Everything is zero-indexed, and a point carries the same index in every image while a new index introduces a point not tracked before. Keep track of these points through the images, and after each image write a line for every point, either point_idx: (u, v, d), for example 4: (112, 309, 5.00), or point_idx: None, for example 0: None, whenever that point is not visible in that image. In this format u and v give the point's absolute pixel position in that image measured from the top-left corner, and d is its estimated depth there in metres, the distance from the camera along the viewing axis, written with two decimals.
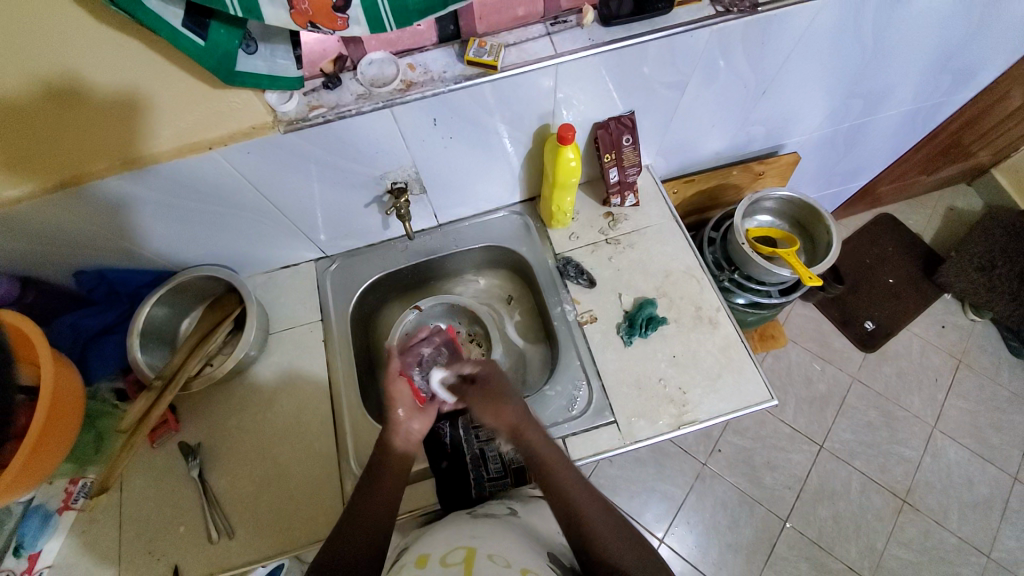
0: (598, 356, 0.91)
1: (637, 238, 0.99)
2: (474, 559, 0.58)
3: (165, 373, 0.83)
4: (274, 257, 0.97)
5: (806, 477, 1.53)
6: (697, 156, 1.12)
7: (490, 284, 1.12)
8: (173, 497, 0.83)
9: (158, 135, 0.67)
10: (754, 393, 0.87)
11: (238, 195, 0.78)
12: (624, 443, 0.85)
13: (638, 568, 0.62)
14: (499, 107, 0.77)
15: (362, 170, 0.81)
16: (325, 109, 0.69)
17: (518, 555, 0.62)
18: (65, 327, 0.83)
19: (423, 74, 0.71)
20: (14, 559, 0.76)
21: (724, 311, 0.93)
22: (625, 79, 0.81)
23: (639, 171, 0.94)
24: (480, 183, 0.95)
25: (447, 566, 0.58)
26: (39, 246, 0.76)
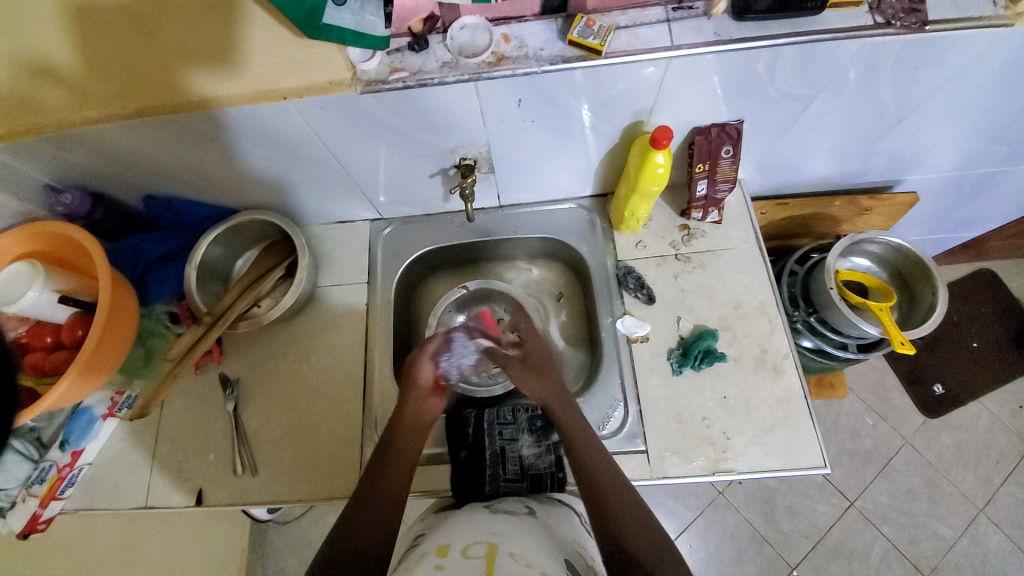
0: (642, 379, 0.84)
1: (710, 259, 0.90)
2: (496, 556, 0.55)
3: (216, 311, 0.85)
4: (331, 211, 0.96)
5: (827, 531, 1.42)
6: (798, 178, 0.99)
7: (542, 276, 1.06)
8: (207, 426, 0.86)
9: (236, 79, 0.65)
10: (807, 455, 0.79)
11: (305, 146, 0.75)
12: (650, 476, 0.79)
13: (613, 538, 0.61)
14: (590, 94, 0.69)
15: (432, 141, 0.76)
16: (407, 74, 0.64)
17: (542, 556, 0.58)
18: (130, 247, 0.85)
19: (517, 48, 0.64)
20: (59, 452, 0.81)
21: (793, 359, 0.84)
22: (742, 84, 0.71)
23: (732, 188, 0.84)
24: (553, 171, 0.88)
25: (469, 559, 0.55)
26: (115, 166, 0.77)
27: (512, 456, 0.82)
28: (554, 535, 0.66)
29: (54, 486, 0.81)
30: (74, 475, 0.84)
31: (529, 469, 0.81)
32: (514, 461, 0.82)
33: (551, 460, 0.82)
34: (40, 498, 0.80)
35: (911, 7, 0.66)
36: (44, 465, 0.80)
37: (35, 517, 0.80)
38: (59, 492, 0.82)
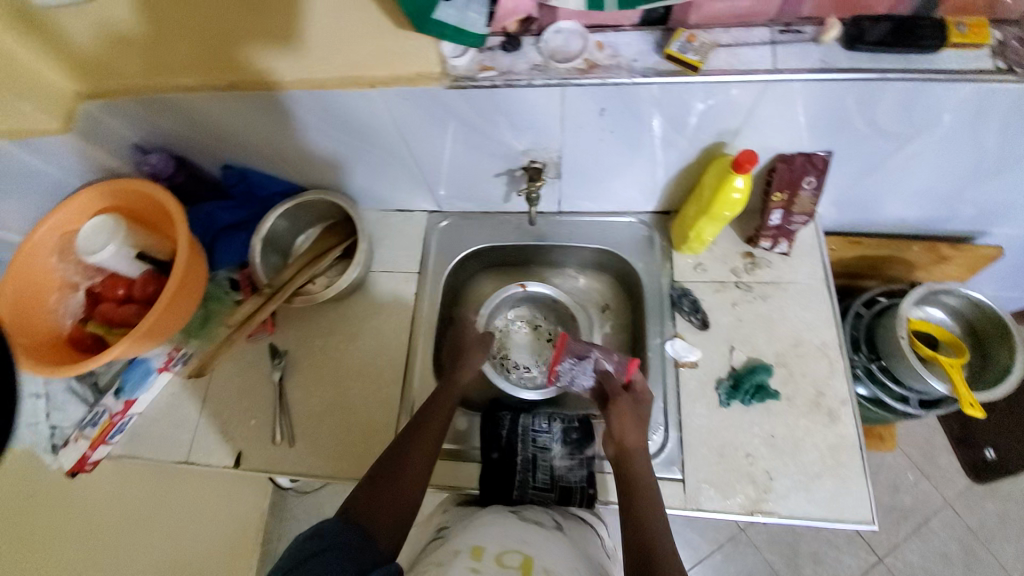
0: (687, 406, 0.82)
1: (773, 291, 0.87)
2: (533, 573, 0.56)
3: (275, 284, 0.88)
4: (393, 198, 0.97)
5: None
6: (876, 218, 0.94)
7: (592, 287, 1.04)
8: (253, 392, 0.89)
9: (328, 60, 0.66)
10: (855, 510, 0.75)
11: (381, 134, 0.76)
12: (685, 506, 0.76)
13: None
14: (676, 110, 0.67)
15: (506, 141, 0.75)
16: (495, 73, 0.64)
17: None
18: (205, 213, 0.89)
19: (610, 57, 0.63)
20: (114, 398, 0.86)
21: (851, 407, 0.80)
22: (835, 116, 0.68)
23: (807, 222, 0.81)
24: (620, 184, 0.87)
25: (506, 571, 0.56)
26: (201, 134, 0.80)
27: (544, 465, 0.81)
28: (581, 554, 0.66)
29: (104, 431, 0.86)
30: (124, 423, 0.88)
31: (560, 481, 0.80)
32: (545, 470, 0.81)
33: (583, 475, 0.80)
34: (91, 440, 0.84)
35: None
36: (99, 410, 0.85)
37: (83, 457, 0.84)
38: (107, 437, 0.86)
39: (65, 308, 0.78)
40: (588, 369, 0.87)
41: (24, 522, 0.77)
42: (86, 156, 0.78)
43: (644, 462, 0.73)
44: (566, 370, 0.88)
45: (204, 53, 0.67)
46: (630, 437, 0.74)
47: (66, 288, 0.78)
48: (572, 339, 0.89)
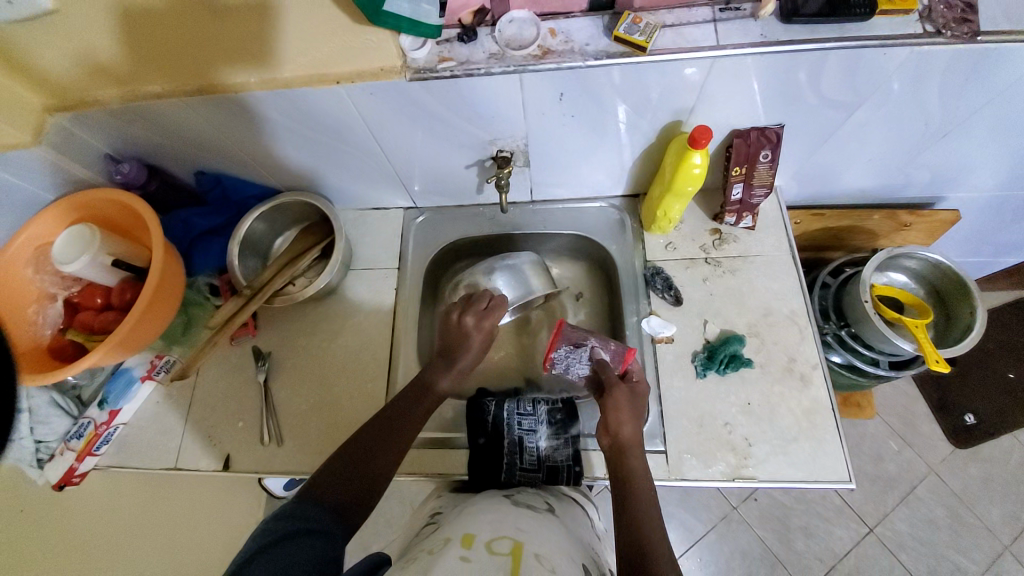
0: (665, 380, 0.84)
1: (741, 265, 0.90)
2: (522, 557, 0.55)
3: (255, 285, 0.88)
4: (368, 197, 0.98)
5: (843, 556, 1.37)
6: (836, 189, 0.98)
7: (569, 274, 1.06)
8: (239, 395, 0.90)
9: (291, 59, 0.67)
10: (830, 469, 0.77)
11: (348, 131, 0.78)
12: (668, 477, 0.78)
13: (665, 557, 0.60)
14: (631, 91, 0.70)
15: (471, 131, 0.78)
16: (454, 63, 0.66)
17: (564, 562, 0.58)
18: (181, 220, 0.90)
19: (562, 43, 0.66)
20: (98, 410, 0.87)
21: (823, 371, 0.82)
22: (782, 89, 0.71)
23: (767, 194, 0.84)
24: (588, 168, 0.89)
25: (494, 556, 0.54)
26: (173, 141, 0.81)
27: (531, 446, 0.82)
28: (571, 536, 0.67)
29: (90, 442, 0.86)
30: (110, 434, 0.89)
31: (547, 461, 0.82)
32: (532, 451, 0.82)
33: (569, 454, 0.82)
34: (77, 452, 0.85)
35: (963, 16, 0.65)
36: (83, 421, 0.86)
37: (71, 469, 0.84)
38: (94, 447, 0.87)
39: (46, 319, 0.79)
40: (583, 358, 0.84)
41: None
42: (58, 168, 0.79)
43: (639, 456, 0.73)
44: (561, 358, 0.86)
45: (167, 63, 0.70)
46: (624, 426, 0.74)
47: (43, 299, 0.79)
48: (569, 326, 0.86)
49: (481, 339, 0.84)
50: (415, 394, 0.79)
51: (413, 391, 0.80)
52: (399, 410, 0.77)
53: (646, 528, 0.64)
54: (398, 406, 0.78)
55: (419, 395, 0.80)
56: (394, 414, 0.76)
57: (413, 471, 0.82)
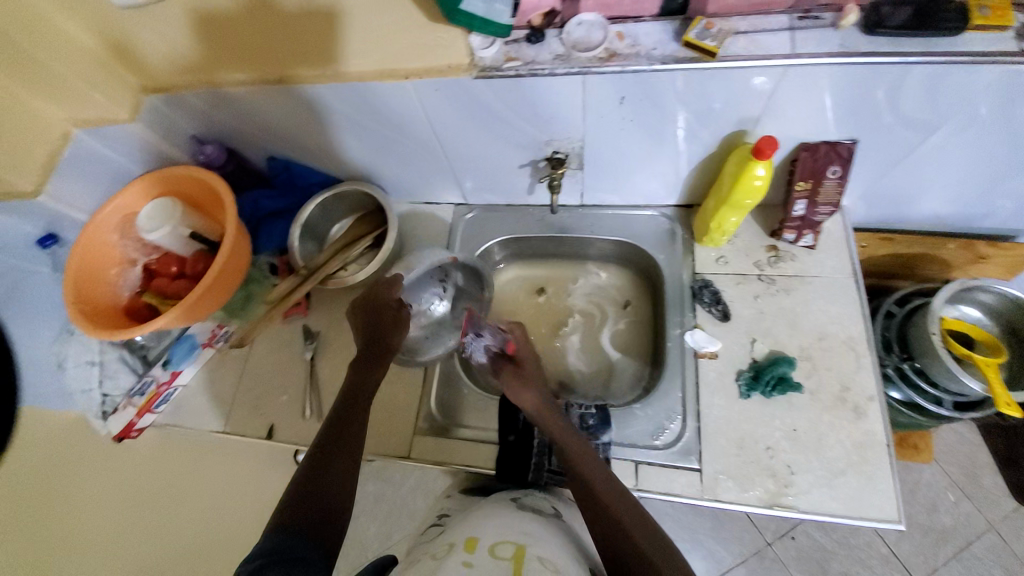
0: (706, 397, 0.81)
1: (797, 285, 0.86)
2: (524, 560, 0.56)
3: (310, 267, 0.93)
4: (422, 190, 1.02)
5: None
6: (907, 214, 0.92)
7: (613, 282, 1.05)
8: (286, 369, 0.94)
9: (366, 54, 0.71)
10: (879, 508, 0.72)
11: (410, 125, 0.81)
12: (701, 496, 0.76)
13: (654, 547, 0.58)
14: (695, 99, 0.69)
15: (529, 131, 0.79)
16: (519, 63, 0.67)
17: (567, 563, 0.59)
18: (250, 200, 0.96)
19: (629, 46, 0.65)
20: (162, 369, 0.92)
21: (879, 404, 0.77)
22: (854, 106, 0.68)
23: (832, 212, 0.80)
24: (642, 175, 0.88)
25: (498, 560, 0.56)
26: (249, 126, 0.87)
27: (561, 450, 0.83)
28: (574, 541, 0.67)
29: (151, 400, 0.92)
30: (170, 393, 0.95)
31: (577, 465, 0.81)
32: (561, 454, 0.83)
33: None
34: (138, 408, 0.91)
35: None
36: (147, 379, 0.91)
37: (130, 424, 0.92)
38: (154, 406, 0.93)
39: (125, 281, 0.87)
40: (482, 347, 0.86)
41: (72, 477, 0.84)
42: (147, 144, 0.86)
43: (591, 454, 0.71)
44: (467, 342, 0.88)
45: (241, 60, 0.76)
46: (527, 400, 0.76)
47: (126, 263, 0.87)
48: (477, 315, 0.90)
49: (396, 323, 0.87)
50: (356, 399, 0.77)
51: (356, 392, 0.78)
52: (340, 421, 0.73)
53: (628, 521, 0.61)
54: (340, 415, 0.74)
55: (359, 396, 0.77)
56: (337, 423, 0.73)
57: (443, 461, 0.84)
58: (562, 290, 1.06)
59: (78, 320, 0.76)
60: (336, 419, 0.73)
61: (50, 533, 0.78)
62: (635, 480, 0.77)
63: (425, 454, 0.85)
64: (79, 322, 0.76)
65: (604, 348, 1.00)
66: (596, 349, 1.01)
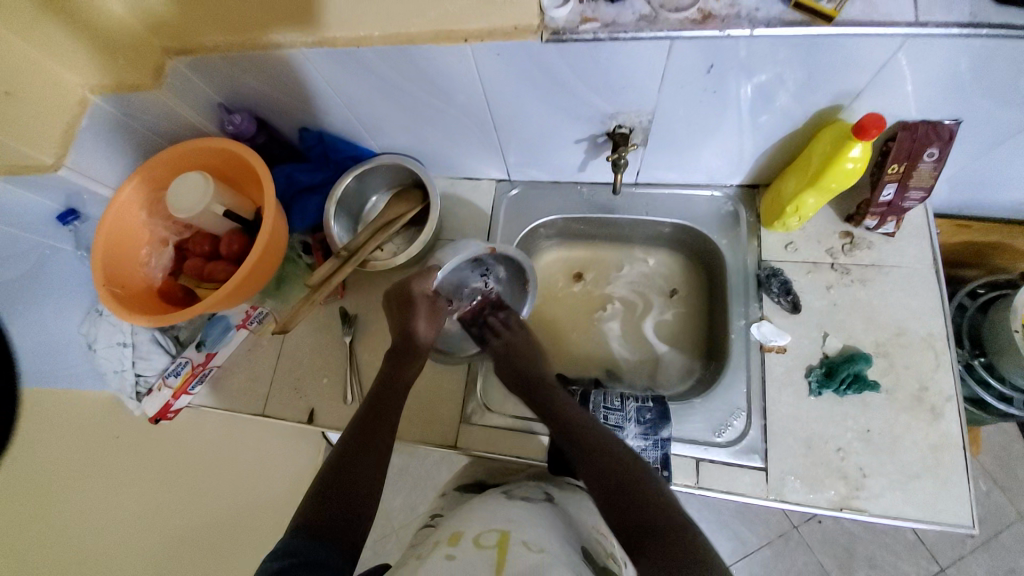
0: (772, 393, 0.77)
1: (873, 275, 0.80)
2: (508, 547, 0.53)
3: (350, 248, 0.87)
4: (463, 166, 0.95)
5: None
6: (991, 201, 0.85)
7: (661, 268, 0.99)
8: (325, 352, 0.91)
9: (421, 13, 0.63)
10: (953, 513, 0.68)
11: (462, 95, 0.74)
12: (766, 497, 0.73)
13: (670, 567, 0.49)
14: (793, 67, 0.61)
15: (594, 103, 0.71)
16: (598, 25, 0.60)
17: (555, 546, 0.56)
18: (283, 174, 0.90)
19: (727, 6, 0.58)
20: (195, 350, 0.89)
21: (957, 404, 0.73)
22: (974, 80, 0.60)
23: (924, 197, 0.73)
24: (708, 153, 0.81)
25: (481, 549, 0.52)
26: (283, 95, 0.80)
27: None
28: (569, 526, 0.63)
29: (186, 381, 0.88)
30: (205, 374, 0.91)
31: None
32: None
33: (657, 457, 0.75)
34: (173, 390, 0.87)
35: None
36: (182, 360, 0.88)
37: (167, 405, 0.87)
38: (189, 387, 0.89)
39: (156, 262, 0.82)
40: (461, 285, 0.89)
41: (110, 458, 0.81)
42: (174, 112, 0.79)
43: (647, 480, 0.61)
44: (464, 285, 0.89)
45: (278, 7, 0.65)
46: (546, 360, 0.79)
47: (156, 242, 0.82)
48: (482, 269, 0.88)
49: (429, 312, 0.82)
50: (390, 392, 0.75)
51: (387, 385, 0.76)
52: (375, 415, 0.72)
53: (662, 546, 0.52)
54: (371, 413, 0.72)
55: (394, 389, 0.75)
56: (369, 418, 0.71)
57: (492, 451, 0.81)
58: (603, 275, 1.00)
59: (111, 304, 0.72)
60: (369, 414, 0.72)
61: (81, 520, 0.73)
62: (697, 478, 0.74)
63: (473, 445, 0.82)
64: (112, 308, 0.72)
65: (649, 339, 0.95)
66: (641, 338, 0.96)
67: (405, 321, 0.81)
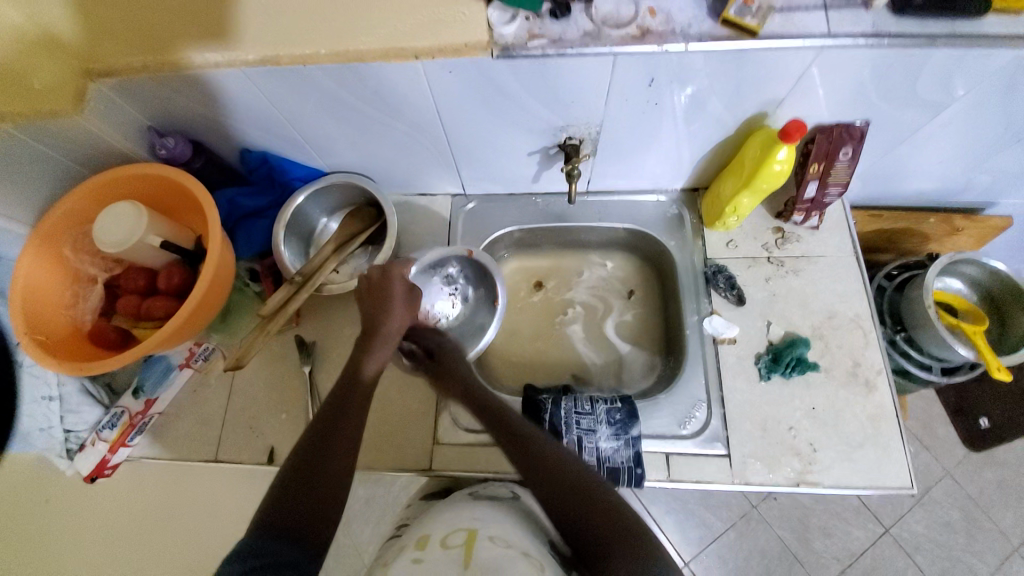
0: (728, 382, 0.82)
1: (805, 265, 0.88)
2: (475, 543, 0.53)
3: (305, 272, 0.83)
4: (418, 182, 0.94)
5: (859, 555, 1.24)
6: (896, 192, 0.96)
7: (617, 271, 1.03)
8: (283, 385, 0.86)
9: (373, 31, 0.62)
10: (894, 475, 0.76)
11: (415, 112, 0.74)
12: (732, 480, 0.77)
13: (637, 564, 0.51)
14: (723, 78, 0.67)
15: (546, 116, 0.74)
16: (546, 41, 0.62)
17: (520, 538, 0.57)
18: (225, 200, 0.86)
19: (663, 24, 0.63)
20: (133, 398, 0.83)
21: (887, 376, 0.81)
22: (873, 87, 0.69)
23: (841, 193, 0.82)
24: (651, 160, 0.86)
25: (448, 550, 0.53)
26: (223, 117, 0.76)
27: (589, 447, 0.77)
28: (532, 518, 0.65)
29: (123, 433, 0.81)
30: (145, 423, 0.84)
31: (607, 462, 0.76)
32: (590, 452, 0.77)
33: (629, 455, 0.77)
34: (109, 443, 0.80)
35: None
36: (117, 410, 0.82)
37: (103, 461, 0.80)
38: (128, 439, 0.82)
39: (86, 302, 0.75)
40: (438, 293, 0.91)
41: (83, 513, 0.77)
42: (97, 139, 0.73)
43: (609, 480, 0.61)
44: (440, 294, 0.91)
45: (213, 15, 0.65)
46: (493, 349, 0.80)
47: (82, 282, 0.75)
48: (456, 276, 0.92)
49: (399, 289, 0.77)
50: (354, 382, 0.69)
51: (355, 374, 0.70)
52: (341, 399, 0.66)
53: (622, 539, 0.54)
54: (338, 399, 0.66)
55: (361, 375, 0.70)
56: (336, 405, 0.65)
57: (468, 469, 0.80)
58: (564, 282, 1.03)
59: (32, 351, 0.65)
60: (336, 403, 0.66)
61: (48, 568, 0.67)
62: (669, 471, 0.77)
63: (449, 464, 0.80)
64: (33, 353, 0.64)
65: (611, 340, 0.99)
66: (603, 340, 0.99)
67: (379, 311, 0.75)
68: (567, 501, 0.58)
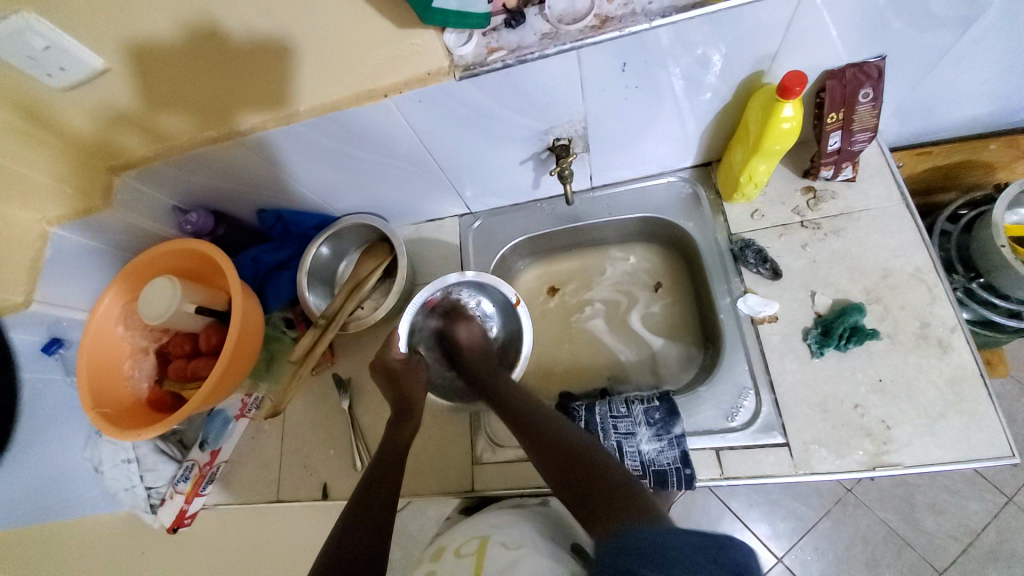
0: (776, 363, 0.75)
1: (846, 223, 0.79)
2: (487, 550, 0.53)
3: (328, 314, 0.88)
4: (424, 209, 0.96)
5: (979, 532, 1.08)
6: (943, 122, 0.85)
7: (640, 263, 0.99)
8: (326, 423, 0.90)
9: (341, 81, 0.64)
10: (989, 447, 0.65)
11: (400, 146, 0.75)
12: (795, 472, 0.70)
13: (615, 508, 0.52)
14: (703, 43, 0.62)
15: (527, 123, 0.73)
16: (505, 52, 0.61)
17: (534, 539, 0.56)
18: (250, 259, 0.92)
19: (621, 6, 0.59)
20: (201, 451, 0.89)
21: (963, 332, 0.71)
22: (873, 17, 0.61)
23: (872, 138, 0.73)
24: (651, 142, 0.82)
25: (461, 559, 0.52)
26: (233, 185, 0.82)
27: (630, 451, 0.73)
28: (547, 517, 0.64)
29: (196, 483, 0.87)
30: (214, 473, 0.89)
31: (651, 466, 0.72)
32: (633, 457, 0.73)
33: (675, 456, 0.72)
34: (185, 495, 0.86)
35: None
36: (189, 464, 0.88)
37: (182, 511, 0.85)
38: (201, 489, 0.87)
39: (141, 372, 0.83)
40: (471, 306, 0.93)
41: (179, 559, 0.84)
42: (133, 226, 0.82)
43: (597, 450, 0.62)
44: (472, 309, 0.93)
45: (184, 108, 0.68)
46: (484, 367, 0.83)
47: (137, 353, 0.83)
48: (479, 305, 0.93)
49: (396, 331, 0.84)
50: None
51: None
52: None
53: (603, 492, 0.55)
54: None
55: None
56: None
57: (511, 486, 0.78)
58: (584, 283, 1.00)
59: (97, 421, 0.72)
60: None
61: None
62: (724, 469, 0.71)
63: (490, 483, 0.79)
64: (101, 425, 0.72)
65: (642, 335, 0.94)
66: (634, 335, 0.94)
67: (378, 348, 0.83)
68: (573, 473, 0.59)
